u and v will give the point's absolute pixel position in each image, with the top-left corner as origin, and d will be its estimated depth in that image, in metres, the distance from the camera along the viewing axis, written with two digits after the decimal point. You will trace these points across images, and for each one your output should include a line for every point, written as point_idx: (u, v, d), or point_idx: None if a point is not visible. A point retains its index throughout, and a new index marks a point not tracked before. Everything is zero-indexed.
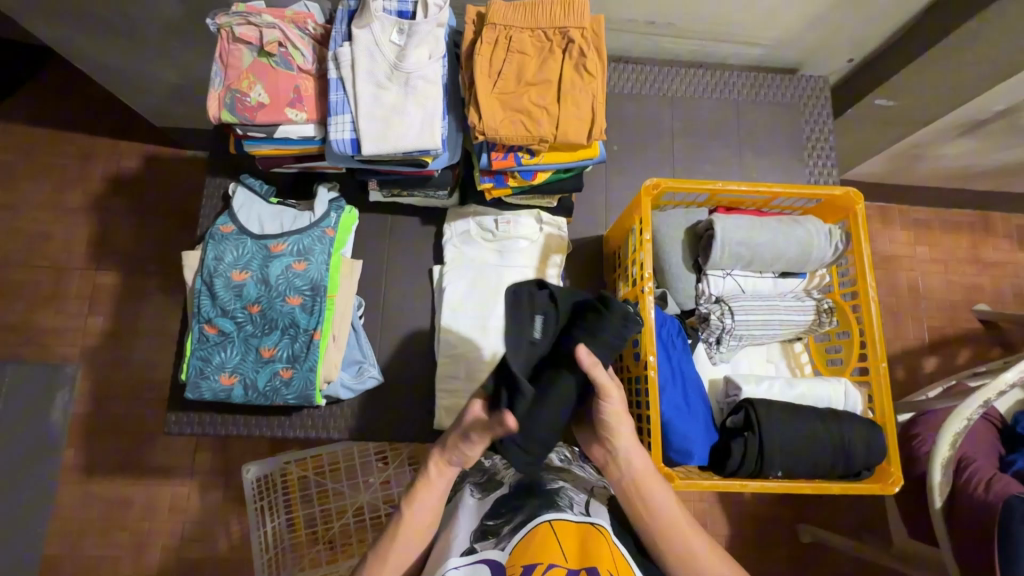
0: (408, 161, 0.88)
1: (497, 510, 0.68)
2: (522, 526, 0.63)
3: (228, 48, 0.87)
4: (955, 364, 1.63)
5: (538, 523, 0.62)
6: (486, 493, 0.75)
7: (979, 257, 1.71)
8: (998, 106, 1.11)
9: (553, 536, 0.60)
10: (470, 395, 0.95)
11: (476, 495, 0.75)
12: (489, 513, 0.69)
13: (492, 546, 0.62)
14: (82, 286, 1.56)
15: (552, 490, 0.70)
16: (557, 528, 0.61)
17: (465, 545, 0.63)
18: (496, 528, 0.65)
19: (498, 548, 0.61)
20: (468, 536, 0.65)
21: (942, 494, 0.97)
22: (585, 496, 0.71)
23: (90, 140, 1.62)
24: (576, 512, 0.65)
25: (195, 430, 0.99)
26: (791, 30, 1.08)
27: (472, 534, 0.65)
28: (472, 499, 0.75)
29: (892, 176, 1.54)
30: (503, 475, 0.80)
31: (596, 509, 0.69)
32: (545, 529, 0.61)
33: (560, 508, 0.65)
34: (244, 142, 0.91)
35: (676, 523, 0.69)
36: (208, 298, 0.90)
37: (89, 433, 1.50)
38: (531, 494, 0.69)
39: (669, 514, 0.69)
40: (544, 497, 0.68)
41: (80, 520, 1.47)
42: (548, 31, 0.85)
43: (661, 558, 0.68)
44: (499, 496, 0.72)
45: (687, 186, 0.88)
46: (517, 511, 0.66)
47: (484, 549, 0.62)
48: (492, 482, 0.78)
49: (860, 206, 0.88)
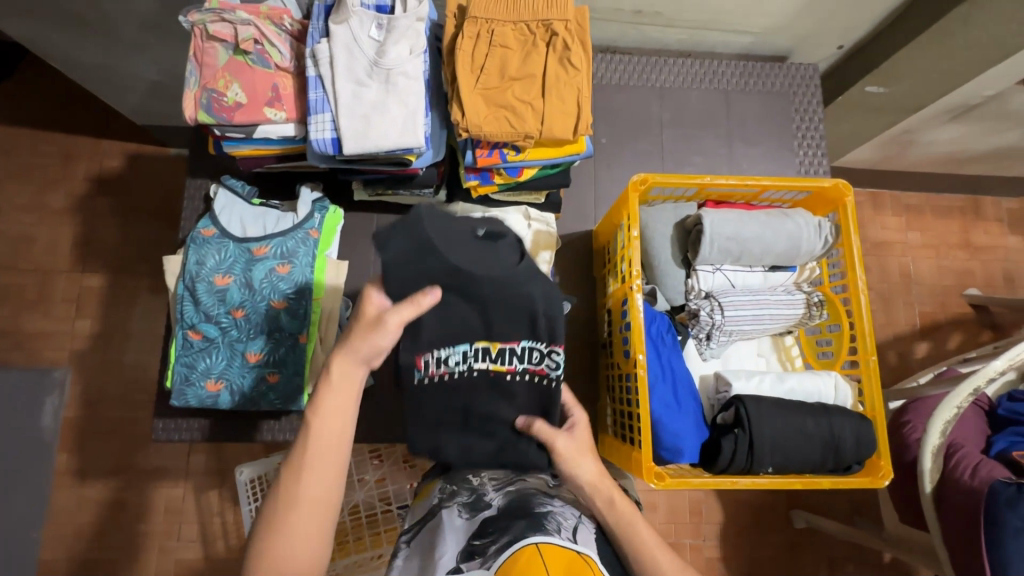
0: (392, 159, 0.87)
1: (483, 529, 0.65)
2: (508, 546, 0.60)
3: (202, 46, 0.84)
4: (946, 349, 1.64)
5: (524, 546, 0.59)
6: (475, 512, 0.71)
7: (969, 241, 1.71)
8: (988, 92, 1.11)
9: (539, 559, 0.57)
10: None
11: (464, 515, 0.70)
12: (475, 531, 0.66)
13: (477, 565, 0.60)
14: (69, 290, 1.54)
15: (540, 513, 0.67)
16: (543, 551, 0.58)
17: (452, 565, 0.61)
18: (481, 547, 0.62)
19: (484, 568, 0.59)
20: (455, 556, 0.63)
21: (930, 479, 0.99)
22: (574, 519, 0.69)
23: (72, 139, 1.59)
24: (564, 537, 0.63)
25: (183, 436, 0.97)
26: (780, 18, 1.06)
27: (460, 551, 0.63)
28: (460, 520, 0.70)
29: (883, 162, 1.54)
30: (492, 495, 0.74)
31: (584, 535, 0.66)
32: (530, 551, 0.58)
33: (547, 531, 0.62)
34: (223, 143, 0.89)
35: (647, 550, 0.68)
36: (191, 303, 0.88)
37: (81, 437, 1.49)
38: (518, 514, 0.66)
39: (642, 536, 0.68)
40: (531, 519, 0.65)
41: (75, 525, 1.46)
42: (531, 24, 0.83)
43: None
44: (486, 516, 0.68)
45: (675, 180, 0.86)
46: (503, 530, 0.63)
47: (470, 569, 0.60)
48: (480, 502, 0.72)
49: (849, 197, 0.86)
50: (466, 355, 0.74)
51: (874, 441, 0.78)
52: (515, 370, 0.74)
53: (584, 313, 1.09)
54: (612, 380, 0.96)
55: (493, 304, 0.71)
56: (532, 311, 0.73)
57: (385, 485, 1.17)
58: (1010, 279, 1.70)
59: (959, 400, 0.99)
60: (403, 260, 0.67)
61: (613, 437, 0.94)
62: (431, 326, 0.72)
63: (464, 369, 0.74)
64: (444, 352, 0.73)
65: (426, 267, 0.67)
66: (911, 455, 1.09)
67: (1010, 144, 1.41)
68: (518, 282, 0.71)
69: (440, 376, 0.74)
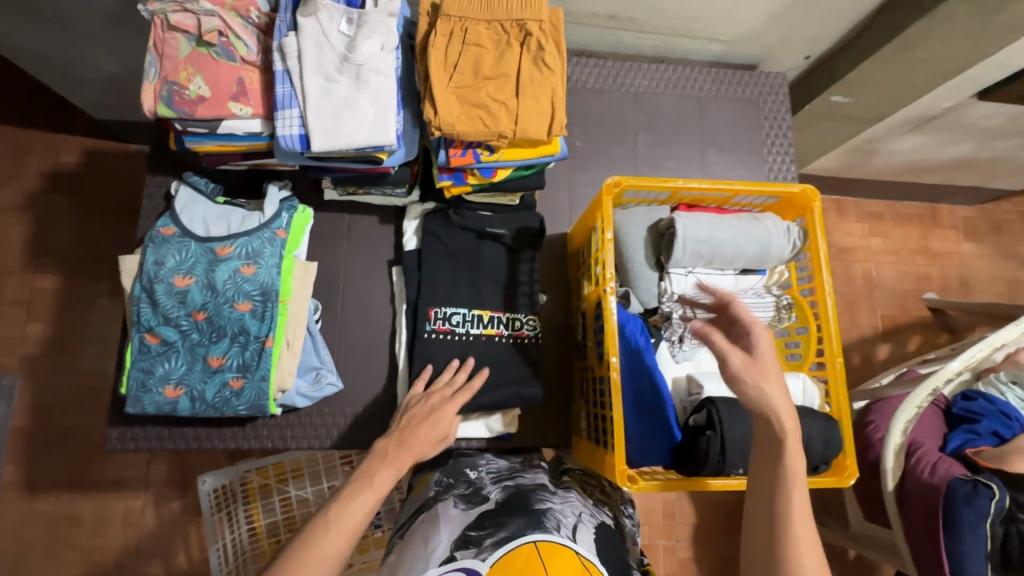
0: (362, 158, 0.85)
1: (481, 521, 0.65)
2: (505, 542, 0.60)
3: (162, 37, 0.80)
4: (906, 351, 1.70)
5: (522, 544, 0.59)
6: (471, 503, 0.71)
7: (927, 247, 1.78)
8: (945, 104, 1.16)
9: (537, 557, 0.58)
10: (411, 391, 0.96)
11: (461, 505, 0.71)
12: (473, 522, 0.65)
13: (472, 555, 0.59)
14: (19, 291, 1.46)
15: (539, 510, 0.66)
16: (541, 550, 0.58)
17: (446, 554, 0.61)
18: (477, 538, 0.62)
19: (478, 559, 0.59)
20: (450, 545, 0.63)
21: (893, 477, 1.04)
22: (574, 518, 0.68)
23: (23, 133, 1.50)
24: (563, 535, 0.62)
25: (140, 445, 0.92)
26: (750, 27, 1.09)
27: (455, 541, 0.63)
28: (455, 509, 0.70)
29: (848, 170, 1.59)
30: (489, 490, 0.75)
31: (584, 535, 0.66)
32: (528, 550, 0.58)
33: (547, 529, 0.62)
34: (185, 138, 0.85)
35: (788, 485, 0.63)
36: (149, 305, 0.84)
37: (31, 448, 1.41)
38: (517, 509, 0.66)
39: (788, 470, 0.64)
40: (530, 515, 0.64)
41: (22, 540, 1.38)
42: (505, 24, 0.82)
43: (766, 530, 0.63)
44: (484, 510, 0.67)
45: (648, 183, 0.86)
46: (501, 525, 0.63)
47: (463, 558, 0.60)
48: (477, 495, 0.73)
49: (817, 203, 0.89)
50: (467, 318, 0.96)
51: (841, 441, 0.80)
52: (503, 333, 0.97)
53: (560, 316, 1.09)
54: (586, 383, 0.96)
55: (484, 278, 0.98)
56: (514, 288, 0.99)
57: None
58: (965, 284, 1.78)
59: (919, 400, 1.06)
60: (428, 236, 0.99)
61: (587, 441, 0.94)
62: (445, 293, 0.97)
63: (465, 333, 0.96)
64: (449, 309, 0.96)
65: (444, 243, 0.98)
66: (874, 454, 1.13)
67: (966, 155, 1.48)
68: (503, 266, 0.99)
69: (445, 333, 0.96)
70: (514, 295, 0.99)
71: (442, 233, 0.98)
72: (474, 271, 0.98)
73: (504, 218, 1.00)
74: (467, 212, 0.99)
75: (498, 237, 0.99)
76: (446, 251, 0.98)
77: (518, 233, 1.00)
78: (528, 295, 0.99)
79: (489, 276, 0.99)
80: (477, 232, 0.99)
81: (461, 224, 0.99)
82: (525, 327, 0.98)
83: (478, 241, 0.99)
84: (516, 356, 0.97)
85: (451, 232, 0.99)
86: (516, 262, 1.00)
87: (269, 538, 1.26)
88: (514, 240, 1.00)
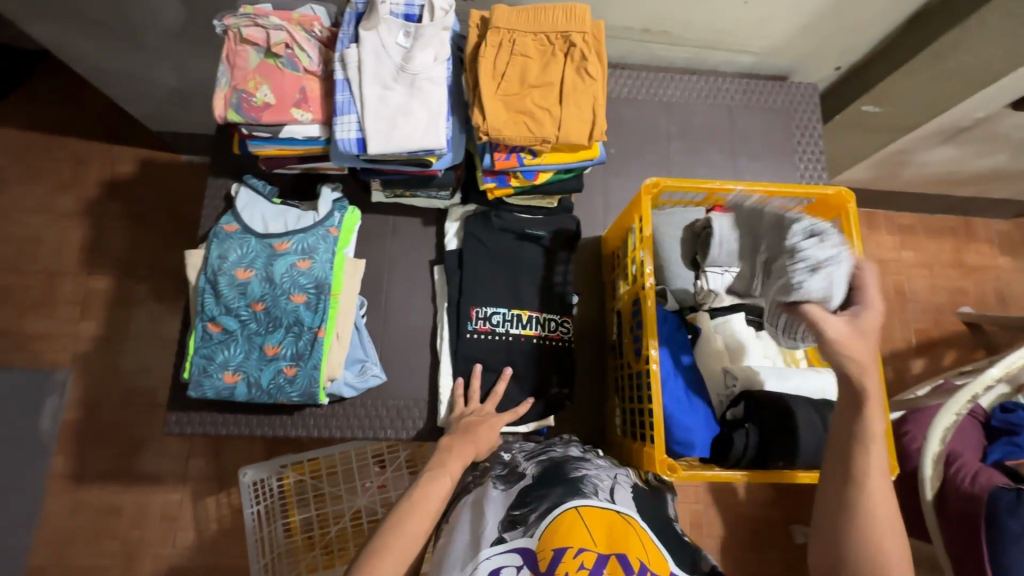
0: (412, 161, 0.90)
1: (522, 498, 0.66)
2: (549, 513, 0.62)
3: (234, 49, 0.88)
4: (941, 365, 1.67)
5: (564, 511, 0.62)
6: (509, 484, 0.72)
7: (961, 261, 1.76)
8: (979, 114, 1.17)
9: (581, 522, 0.60)
10: (451, 386, 0.99)
11: (500, 487, 0.72)
12: (514, 501, 0.67)
13: (521, 534, 0.61)
14: (76, 291, 1.55)
15: (575, 477, 0.68)
16: (584, 513, 0.61)
17: (494, 536, 0.62)
18: (523, 517, 0.64)
19: (527, 536, 0.61)
20: (496, 526, 0.64)
21: (931, 484, 1.01)
22: (610, 480, 0.69)
23: (86, 144, 1.61)
24: (602, 498, 0.64)
25: (196, 429, 0.97)
26: (780, 39, 1.12)
27: (501, 521, 0.64)
28: (495, 491, 0.71)
29: (880, 181, 1.59)
30: (524, 467, 0.76)
31: (622, 494, 0.67)
32: (571, 515, 0.61)
33: (586, 495, 0.64)
34: (249, 142, 0.91)
35: (870, 471, 0.65)
36: (212, 296, 0.90)
37: (81, 440, 1.48)
38: (554, 480, 0.68)
39: (869, 467, 0.65)
40: (568, 484, 0.66)
41: (69, 528, 1.44)
42: (550, 36, 0.87)
43: (845, 509, 0.65)
44: (524, 485, 0.69)
45: (685, 185, 0.90)
46: (541, 498, 0.65)
47: (514, 539, 0.61)
48: (514, 474, 0.74)
49: (851, 205, 0.91)
50: (506, 318, 1.00)
51: None
52: (542, 333, 1.00)
53: (594, 316, 1.12)
54: (621, 380, 0.98)
55: (523, 279, 1.02)
56: (550, 289, 1.02)
57: (387, 492, 1.30)
58: (1002, 299, 1.75)
59: (958, 407, 1.04)
60: (469, 238, 1.03)
61: (623, 437, 0.96)
62: (485, 292, 1.01)
63: (504, 331, 1.00)
64: (488, 309, 1.00)
65: (485, 247, 1.02)
66: (912, 464, 1.11)
67: (1000, 166, 1.47)
68: (541, 268, 1.03)
69: (484, 331, 0.99)
70: (549, 295, 1.02)
71: (482, 234, 1.03)
72: (513, 272, 1.02)
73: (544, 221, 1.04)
74: (507, 215, 1.03)
75: (537, 240, 1.03)
76: (486, 253, 1.02)
77: (556, 235, 1.04)
78: (563, 296, 1.03)
79: (528, 277, 1.02)
80: (516, 234, 1.03)
81: (501, 227, 1.03)
82: (559, 329, 1.01)
83: (515, 244, 1.03)
84: (552, 356, 1.00)
85: (492, 234, 1.03)
86: (553, 263, 1.03)
87: (303, 534, 1.29)
88: (551, 242, 1.04)
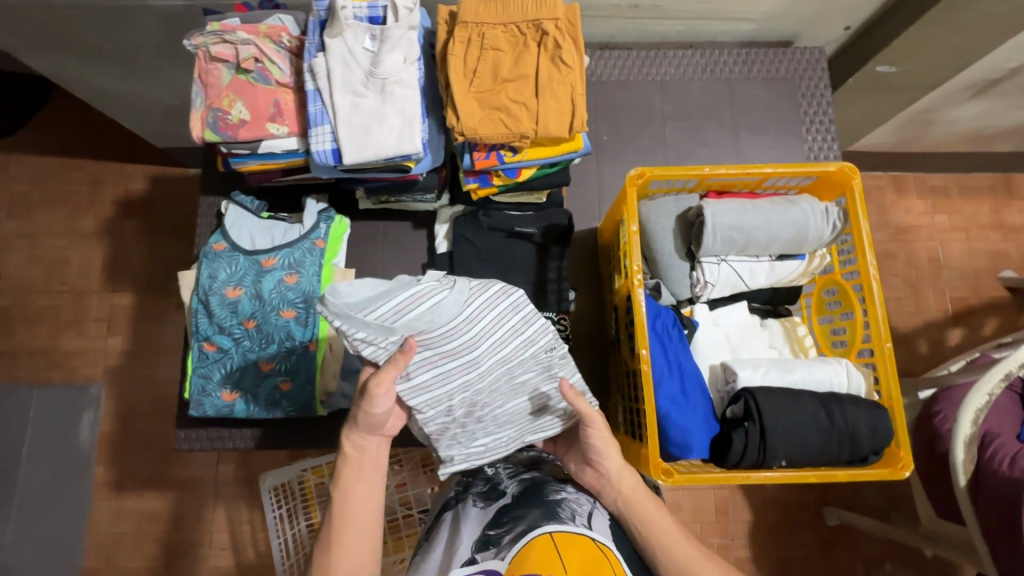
0: (391, 167, 0.89)
1: (498, 519, 0.66)
2: (523, 535, 0.61)
3: (206, 68, 0.87)
4: (982, 335, 1.57)
5: (538, 535, 0.60)
6: (489, 501, 0.72)
7: (1002, 222, 1.63)
8: (1011, 63, 1.07)
9: (553, 546, 0.58)
10: None
11: (479, 504, 0.72)
12: (490, 522, 0.67)
13: (492, 555, 0.61)
14: (101, 310, 1.61)
15: (554, 500, 0.67)
16: (557, 540, 0.59)
17: (467, 556, 0.62)
18: (497, 537, 0.63)
19: (499, 559, 0.60)
20: (470, 547, 0.64)
21: (964, 471, 0.93)
22: (589, 505, 0.69)
23: (100, 166, 1.66)
24: (579, 524, 0.63)
25: (205, 444, 1.00)
26: (780, 3, 1.04)
27: (475, 542, 0.64)
28: (474, 509, 0.72)
29: (905, 142, 1.48)
30: (507, 483, 0.76)
31: (599, 522, 0.67)
32: (545, 540, 0.59)
33: (562, 519, 0.63)
34: (231, 160, 0.91)
35: (636, 501, 0.68)
36: (205, 316, 0.92)
37: (116, 450, 1.55)
38: (533, 502, 0.67)
39: (642, 509, 0.67)
40: (545, 506, 0.65)
41: (113, 534, 1.52)
42: (521, 26, 0.84)
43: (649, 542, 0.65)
44: (502, 505, 0.69)
45: (674, 172, 0.85)
46: (517, 520, 0.64)
47: (485, 560, 0.61)
48: (495, 491, 0.74)
49: (856, 180, 0.85)
50: None
51: (890, 430, 0.76)
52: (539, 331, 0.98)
53: (592, 311, 1.10)
54: (622, 378, 0.95)
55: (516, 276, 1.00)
56: (543, 286, 1.00)
57: None
58: None
59: (990, 387, 0.93)
60: (458, 239, 1.01)
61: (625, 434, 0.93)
62: None
63: None
64: None
65: (475, 246, 1.00)
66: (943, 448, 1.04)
67: None
68: (534, 264, 1.00)
69: None
70: (544, 293, 1.00)
71: (471, 233, 1.00)
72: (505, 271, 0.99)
73: (537, 218, 1.00)
74: (496, 215, 1.00)
75: (529, 237, 1.00)
76: (477, 253, 0.99)
77: (549, 230, 1.00)
78: (558, 292, 1.00)
79: (521, 274, 1.00)
80: (507, 232, 1.00)
81: (490, 226, 1.00)
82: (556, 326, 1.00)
83: (507, 243, 1.00)
84: None
85: (481, 234, 1.00)
86: (545, 259, 1.00)
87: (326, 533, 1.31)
88: (545, 235, 1.00)
